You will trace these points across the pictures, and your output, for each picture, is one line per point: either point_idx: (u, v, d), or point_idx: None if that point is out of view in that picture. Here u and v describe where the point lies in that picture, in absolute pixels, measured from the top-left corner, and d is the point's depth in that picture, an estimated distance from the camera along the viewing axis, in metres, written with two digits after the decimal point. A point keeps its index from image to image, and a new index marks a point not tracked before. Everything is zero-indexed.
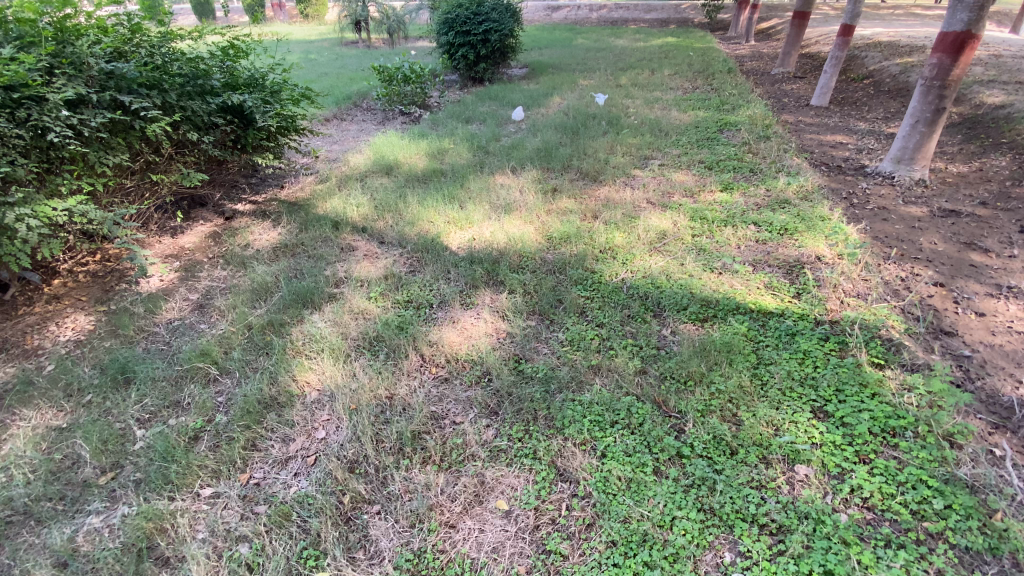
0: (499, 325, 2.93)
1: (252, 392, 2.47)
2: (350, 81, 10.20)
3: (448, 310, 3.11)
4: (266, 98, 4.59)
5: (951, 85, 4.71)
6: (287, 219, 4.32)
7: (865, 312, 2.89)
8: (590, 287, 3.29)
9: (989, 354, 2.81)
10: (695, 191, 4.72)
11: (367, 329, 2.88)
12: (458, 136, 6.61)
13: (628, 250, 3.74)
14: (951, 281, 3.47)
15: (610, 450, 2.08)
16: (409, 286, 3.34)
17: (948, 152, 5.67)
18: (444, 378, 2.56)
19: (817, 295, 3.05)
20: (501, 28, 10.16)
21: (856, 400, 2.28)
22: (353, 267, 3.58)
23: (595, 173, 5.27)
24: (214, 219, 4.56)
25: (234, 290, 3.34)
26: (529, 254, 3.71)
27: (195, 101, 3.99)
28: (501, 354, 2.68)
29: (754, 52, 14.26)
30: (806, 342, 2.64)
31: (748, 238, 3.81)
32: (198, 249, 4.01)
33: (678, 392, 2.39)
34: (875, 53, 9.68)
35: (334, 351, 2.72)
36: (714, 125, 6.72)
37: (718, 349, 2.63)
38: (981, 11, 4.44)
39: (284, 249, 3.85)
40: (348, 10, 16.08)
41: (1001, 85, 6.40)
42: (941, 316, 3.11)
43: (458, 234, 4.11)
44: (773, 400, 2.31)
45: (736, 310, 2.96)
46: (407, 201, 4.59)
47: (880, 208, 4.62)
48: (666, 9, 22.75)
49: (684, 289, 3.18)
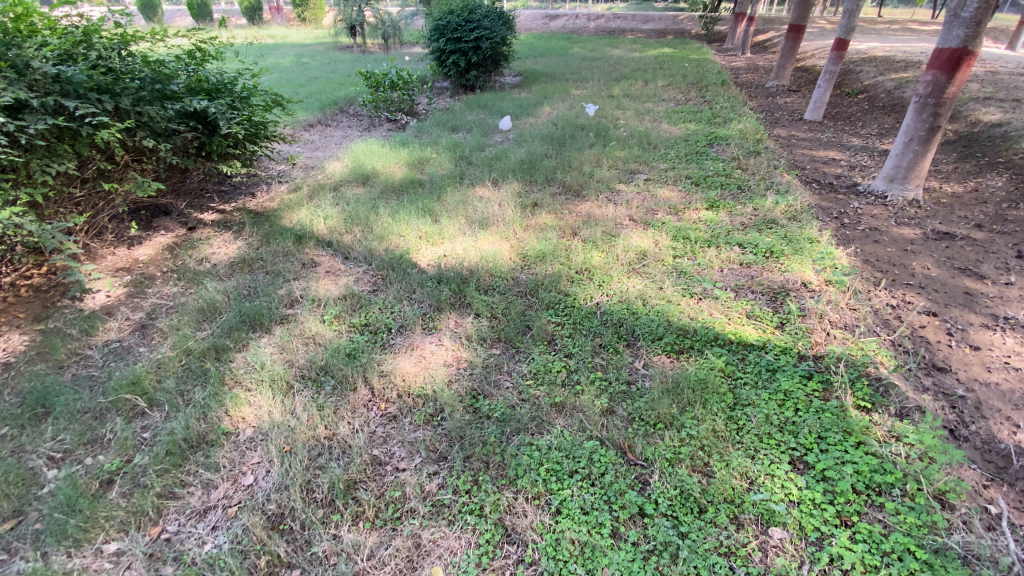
0: (459, 353, 2.71)
1: (178, 429, 2.24)
2: (338, 86, 10.02)
3: (407, 335, 2.88)
4: (233, 104, 4.38)
5: (946, 103, 4.54)
6: (250, 231, 4.10)
7: (853, 347, 2.69)
8: (561, 312, 3.08)
9: (984, 394, 2.61)
10: (680, 208, 4.55)
11: (315, 358, 2.66)
12: (442, 145, 6.43)
13: (605, 271, 3.54)
14: (944, 310, 3.29)
15: (565, 506, 1.86)
16: (368, 308, 3.12)
17: (943, 170, 5.52)
18: (392, 415, 2.33)
19: (802, 326, 2.85)
20: (492, 36, 10.01)
21: (839, 450, 2.07)
22: (312, 286, 3.36)
23: (578, 187, 5.08)
24: (176, 229, 4.34)
25: (180, 309, 3.12)
26: (501, 274, 3.50)
27: (152, 106, 3.78)
28: (458, 387, 2.45)
29: (750, 65, 14.21)
30: (788, 381, 2.43)
31: (731, 261, 3.63)
32: (152, 262, 3.78)
33: (645, 435, 2.18)
34: (870, 68, 9.59)
35: (274, 383, 2.50)
36: (704, 139, 6.56)
37: (692, 387, 2.42)
38: (978, 27, 4.27)
39: (242, 264, 3.63)
40: (342, 15, 15.89)
41: (996, 103, 6.27)
42: (934, 350, 2.92)
43: (428, 250, 3.89)
44: (748, 448, 2.11)
45: (714, 341, 2.77)
46: (379, 213, 4.38)
47: (872, 229, 4.45)
48: (664, 19, 22.78)
49: (661, 316, 2.98)
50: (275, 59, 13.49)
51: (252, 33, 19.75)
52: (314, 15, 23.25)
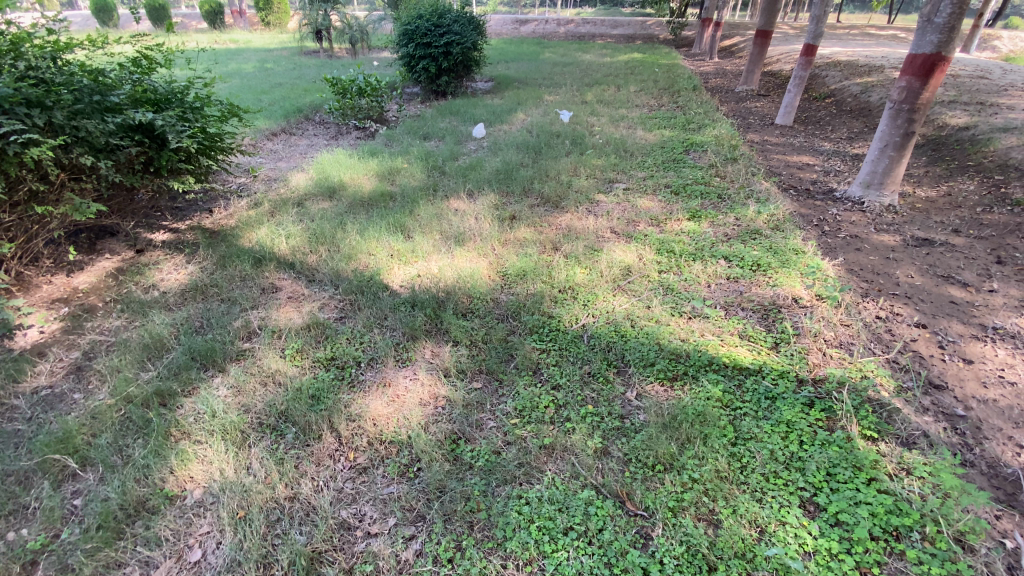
0: (437, 388, 2.47)
1: (112, 497, 1.94)
2: (303, 93, 9.65)
3: (378, 370, 2.63)
4: (184, 116, 4.05)
5: (920, 108, 4.54)
6: (204, 254, 3.78)
7: (852, 369, 2.56)
8: (545, 337, 2.87)
9: (984, 412, 2.51)
10: (661, 219, 4.42)
11: (275, 401, 2.39)
12: (413, 154, 6.16)
13: (589, 289, 3.36)
14: (934, 321, 3.21)
15: (561, 573, 1.65)
16: (335, 339, 2.85)
17: (915, 174, 5.55)
18: (362, 467, 2.08)
19: (798, 347, 2.72)
20: (463, 41, 9.80)
21: (850, 489, 1.93)
22: (273, 315, 3.07)
23: (556, 199, 4.91)
24: (123, 252, 3.98)
25: (122, 346, 2.80)
26: (479, 295, 3.28)
27: (91, 120, 3.43)
28: (436, 431, 2.22)
29: (718, 69, 14.38)
30: (789, 411, 2.28)
31: (718, 275, 3.49)
32: (94, 290, 3.42)
33: (644, 480, 1.99)
34: (836, 72, 9.75)
35: (228, 434, 2.22)
36: (680, 146, 6.49)
37: (690, 421, 2.25)
38: (951, 33, 4.26)
39: (194, 291, 3.31)
40: (307, 19, 15.41)
41: (962, 106, 6.38)
42: (929, 365, 2.82)
43: (401, 269, 3.63)
44: (755, 491, 1.94)
45: (709, 366, 2.61)
46: (346, 230, 4.10)
47: (853, 237, 4.40)
48: (633, 25, 23.00)
49: (651, 339, 2.81)
50: (237, 65, 13.01)
51: (213, 37, 19.05)
52: (278, 19, 22.64)
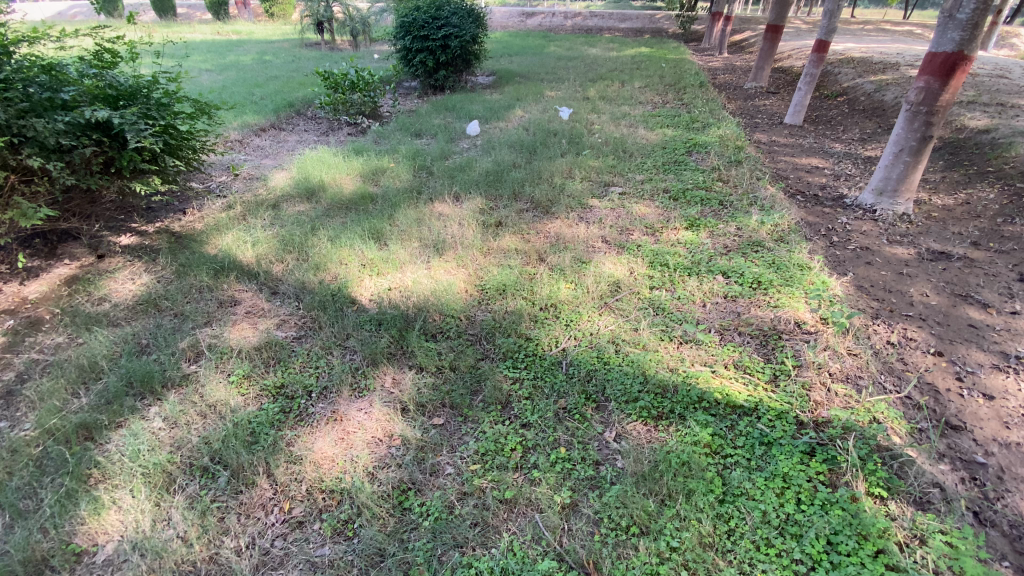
0: (392, 425, 2.22)
1: (9, 553, 1.71)
2: (296, 86, 9.39)
3: (330, 401, 2.38)
4: (147, 113, 3.78)
5: (939, 111, 4.21)
6: (165, 262, 3.54)
7: (859, 411, 2.28)
8: (519, 364, 2.60)
9: (1008, 459, 2.20)
10: (657, 228, 4.13)
11: (210, 438, 2.15)
12: (401, 153, 5.88)
13: (573, 307, 3.09)
14: (951, 347, 2.89)
15: None
16: (287, 363, 2.60)
17: (931, 180, 5.20)
18: (296, 522, 1.85)
19: (799, 383, 2.44)
20: (462, 34, 9.49)
21: (854, 563, 1.65)
22: (225, 333, 2.82)
23: (547, 203, 4.64)
24: (82, 256, 3.74)
25: (58, 367, 2.56)
26: (452, 312, 3.01)
27: (40, 119, 3.16)
28: (383, 480, 1.97)
29: (728, 65, 13.96)
30: (786, 462, 2.00)
31: (715, 293, 3.21)
32: (44, 300, 3.19)
33: (615, 547, 1.73)
34: (849, 70, 9.36)
35: (153, 477, 1.99)
36: (682, 147, 6.17)
37: (672, 472, 1.98)
38: (975, 29, 3.92)
39: (147, 304, 3.08)
40: (309, 11, 15.13)
41: (981, 107, 6.00)
42: (945, 400, 2.50)
43: (371, 282, 3.37)
44: (743, 564, 1.67)
45: (699, 403, 2.33)
46: (318, 236, 3.85)
47: (863, 249, 4.09)
48: (642, 18, 22.49)
49: (636, 368, 2.53)
50: (235, 57, 12.80)
51: (217, 29, 18.84)
52: (282, 11, 22.41)
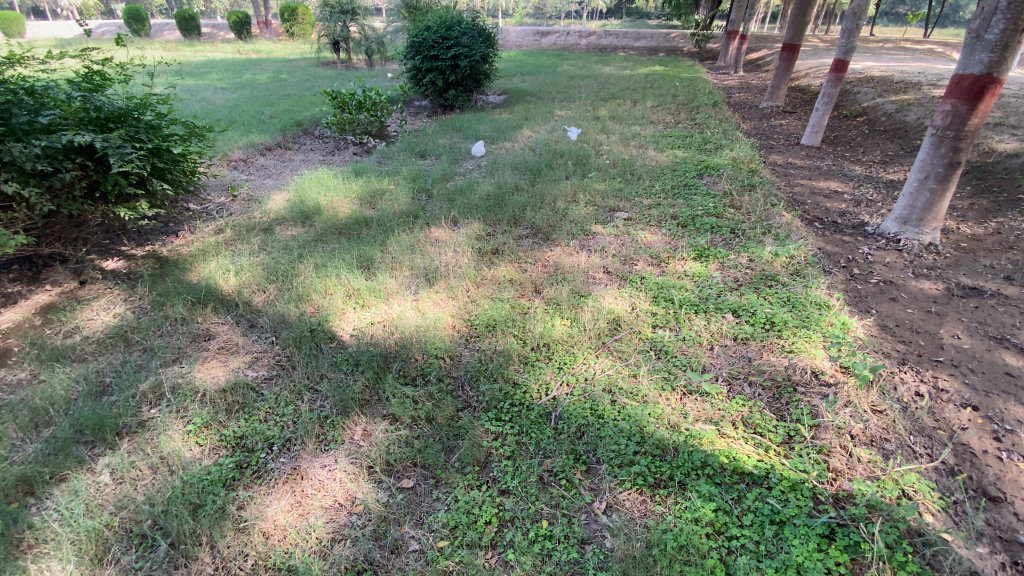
0: (354, 488, 2.01)
1: None
2: (307, 105, 9.39)
3: (292, 456, 2.17)
4: (134, 136, 3.68)
5: (967, 136, 3.92)
6: (144, 291, 3.40)
7: (885, 483, 2.00)
8: (503, 416, 2.37)
9: None
10: (663, 258, 3.89)
11: (156, 498, 1.95)
12: (402, 175, 5.74)
13: (567, 347, 2.85)
14: (988, 399, 2.58)
15: None
16: (252, 409, 2.41)
17: (958, 207, 4.88)
18: None
19: (815, 447, 2.17)
20: (471, 53, 9.41)
21: None
22: (192, 372, 2.64)
23: (547, 229, 4.44)
24: (64, 281, 3.60)
25: (12, 407, 2.40)
26: (435, 352, 2.79)
27: (17, 143, 3.06)
28: (336, 557, 1.75)
29: (743, 84, 13.73)
30: (801, 549, 1.73)
31: (723, 334, 2.95)
32: (15, 330, 3.04)
33: None
34: (868, 89, 9.06)
35: (87, 545, 1.79)
36: (694, 169, 5.93)
37: (667, 559, 1.72)
38: (1006, 51, 3.66)
39: (117, 337, 2.92)
40: (325, 31, 15.33)
41: (1011, 129, 5.68)
42: (982, 465, 2.19)
43: (354, 315, 3.18)
44: None
45: (702, 469, 2.06)
46: (305, 264, 3.68)
47: (886, 283, 3.78)
48: (656, 37, 22.40)
49: (633, 424, 2.27)
50: (252, 76, 12.95)
51: (237, 48, 19.26)
52: (302, 31, 22.82)
